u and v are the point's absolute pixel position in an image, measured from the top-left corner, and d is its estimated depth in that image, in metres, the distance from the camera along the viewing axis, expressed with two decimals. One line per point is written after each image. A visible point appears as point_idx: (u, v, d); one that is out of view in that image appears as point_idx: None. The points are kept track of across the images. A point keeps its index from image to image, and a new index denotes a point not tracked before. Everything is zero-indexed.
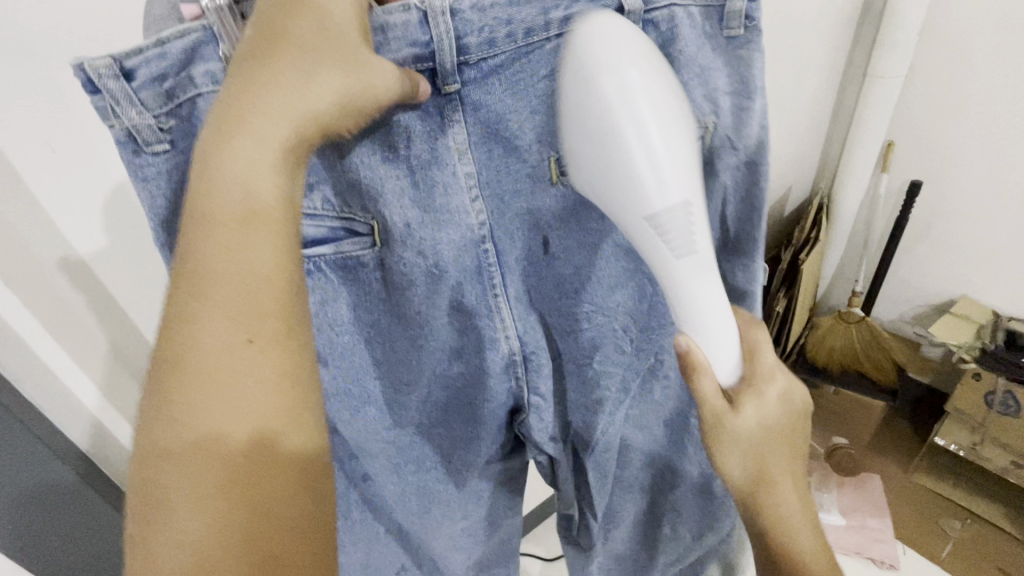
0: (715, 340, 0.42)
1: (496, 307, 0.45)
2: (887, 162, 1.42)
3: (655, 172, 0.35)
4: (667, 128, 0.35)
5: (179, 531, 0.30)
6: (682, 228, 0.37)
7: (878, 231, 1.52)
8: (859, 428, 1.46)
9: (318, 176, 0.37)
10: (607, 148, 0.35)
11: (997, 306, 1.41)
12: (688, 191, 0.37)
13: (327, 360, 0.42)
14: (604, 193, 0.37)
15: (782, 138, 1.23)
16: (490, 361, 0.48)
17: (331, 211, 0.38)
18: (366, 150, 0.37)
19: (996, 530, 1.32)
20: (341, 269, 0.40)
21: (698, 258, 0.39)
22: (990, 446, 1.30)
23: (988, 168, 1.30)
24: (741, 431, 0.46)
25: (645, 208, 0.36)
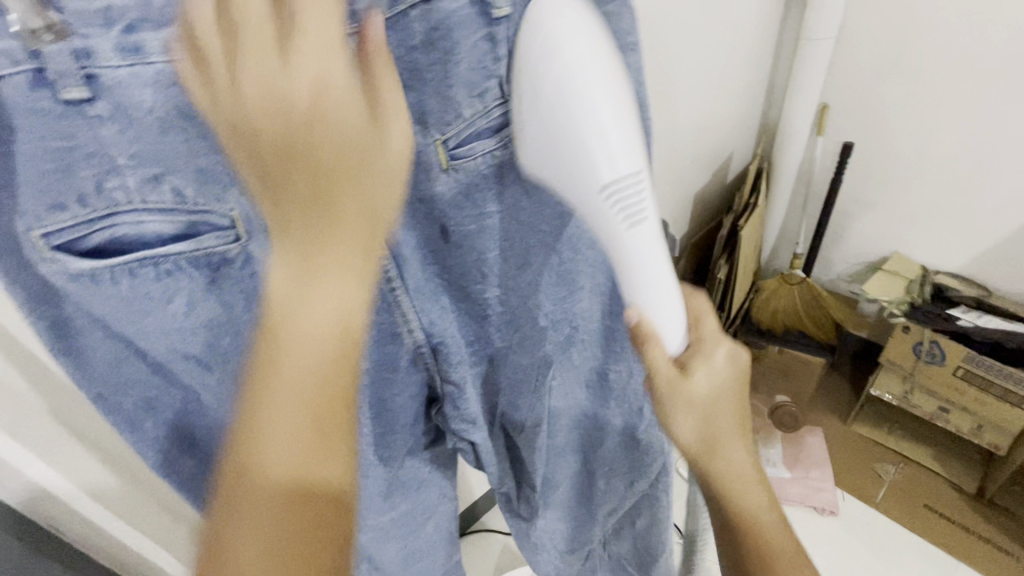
0: (667, 311, 0.43)
1: (394, 301, 0.44)
2: (820, 125, 1.44)
3: (603, 145, 0.36)
4: (616, 99, 0.35)
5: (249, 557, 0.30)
6: (629, 203, 0.38)
7: (818, 188, 1.55)
8: (800, 384, 1.50)
9: (166, 165, 0.31)
10: (557, 122, 0.35)
11: (925, 261, 1.48)
12: (636, 162, 0.37)
13: (211, 364, 0.39)
14: (554, 163, 0.37)
15: (721, 102, 1.22)
16: (398, 353, 0.47)
17: (184, 203, 0.33)
18: (211, 136, 0.32)
19: (924, 470, 1.42)
20: (208, 267, 0.35)
21: (646, 227, 0.40)
22: (920, 394, 1.37)
23: (914, 127, 1.35)
24: (696, 398, 0.46)
25: (601, 176, 0.36)
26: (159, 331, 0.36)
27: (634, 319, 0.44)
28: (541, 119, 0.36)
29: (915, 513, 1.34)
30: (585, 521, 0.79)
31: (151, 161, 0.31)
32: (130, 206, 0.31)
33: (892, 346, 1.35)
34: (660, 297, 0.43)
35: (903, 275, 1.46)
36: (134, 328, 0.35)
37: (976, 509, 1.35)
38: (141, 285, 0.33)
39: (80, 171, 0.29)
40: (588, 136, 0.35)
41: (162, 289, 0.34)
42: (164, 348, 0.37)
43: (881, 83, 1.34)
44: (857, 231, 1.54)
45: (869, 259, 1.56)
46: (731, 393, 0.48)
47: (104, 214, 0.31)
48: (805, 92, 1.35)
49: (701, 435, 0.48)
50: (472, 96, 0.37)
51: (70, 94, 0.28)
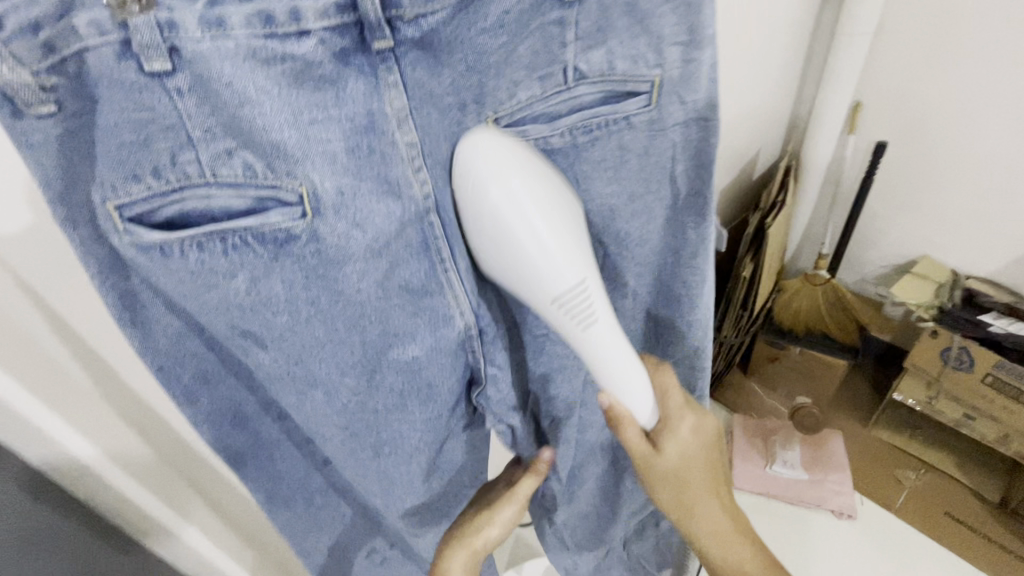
0: (634, 396, 0.51)
1: (446, 283, 0.44)
2: (853, 123, 1.41)
3: (552, 266, 0.41)
4: (551, 221, 0.40)
5: None
6: (579, 305, 0.43)
7: (847, 188, 1.52)
8: (823, 385, 1.49)
9: (238, 140, 0.33)
10: (509, 251, 0.40)
11: (955, 265, 1.45)
12: (578, 272, 0.42)
13: (266, 342, 0.41)
14: (510, 274, 0.42)
15: (753, 97, 1.20)
16: (448, 336, 0.46)
17: (254, 177, 0.34)
18: (284, 110, 0.33)
19: (947, 477, 1.39)
20: (272, 244, 0.36)
21: (599, 325, 0.45)
22: (944, 401, 1.34)
23: (952, 126, 1.31)
24: (664, 470, 0.56)
25: (553, 292, 0.42)
26: (220, 305, 0.38)
27: (607, 403, 0.52)
28: (491, 242, 0.41)
29: (937, 521, 1.32)
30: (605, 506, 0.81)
31: (224, 135, 0.33)
32: (201, 181, 0.33)
33: (918, 352, 1.32)
34: (621, 387, 0.50)
35: (932, 278, 1.43)
36: (198, 302, 0.37)
37: (998, 519, 1.32)
38: (207, 259, 0.35)
39: (157, 143, 0.32)
40: (529, 253, 0.40)
41: (226, 264, 0.36)
42: (224, 323, 0.39)
43: (919, 83, 1.31)
44: (887, 232, 1.51)
45: (896, 261, 1.53)
46: (700, 454, 0.57)
47: (174, 188, 0.33)
48: (840, 90, 1.31)
49: (673, 495, 0.59)
50: (533, 77, 0.41)
51: (153, 65, 0.29)
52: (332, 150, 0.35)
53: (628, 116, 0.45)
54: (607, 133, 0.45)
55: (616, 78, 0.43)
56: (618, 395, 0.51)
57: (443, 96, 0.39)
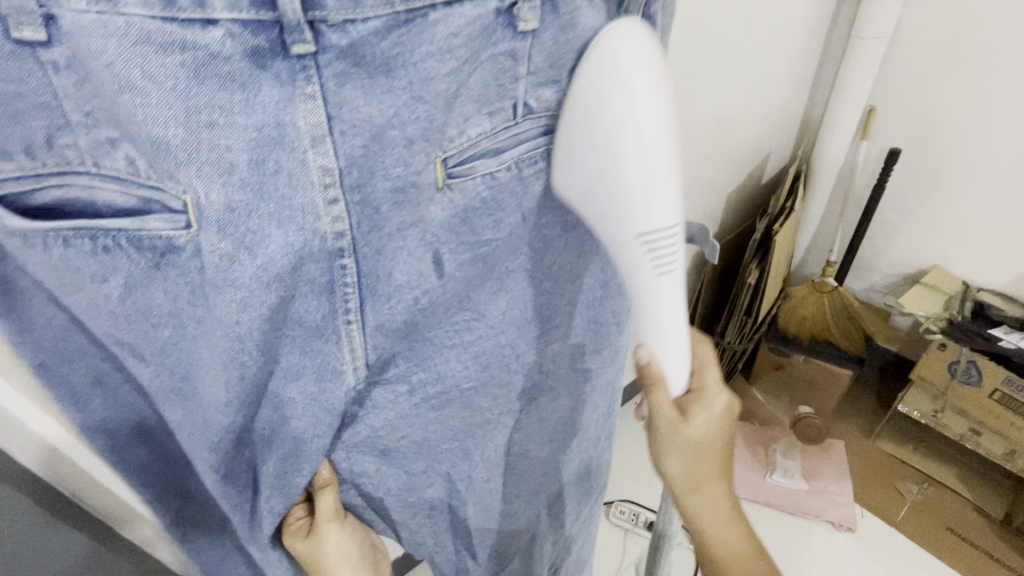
0: (675, 359, 0.49)
1: (346, 335, 0.39)
2: (867, 129, 1.38)
3: (644, 179, 0.37)
4: (663, 142, 0.37)
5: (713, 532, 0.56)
6: (662, 251, 0.41)
7: (857, 196, 1.49)
8: (823, 396, 1.47)
9: (121, 131, 0.30)
10: (605, 152, 0.37)
11: (967, 277, 1.41)
12: (673, 215, 0.39)
13: (146, 357, 0.37)
14: (588, 190, 0.40)
15: (762, 103, 1.18)
16: (332, 395, 0.41)
17: (136, 175, 0.31)
18: (173, 105, 0.29)
19: (950, 492, 1.37)
20: (151, 251, 0.32)
21: (674, 276, 0.43)
22: (951, 415, 1.32)
23: (966, 135, 1.28)
24: (692, 440, 0.52)
25: (641, 226, 0.39)
26: (93, 309, 0.34)
27: (644, 358, 0.49)
28: (588, 157, 0.38)
29: (938, 536, 1.30)
30: (574, 544, 0.77)
31: (107, 122, 0.30)
32: (82, 169, 0.30)
33: (925, 362, 1.30)
34: (665, 343, 0.47)
35: (942, 290, 1.40)
36: (71, 300, 0.34)
37: (1001, 534, 1.30)
38: (75, 257, 0.32)
39: (33, 121, 0.29)
40: (633, 180, 0.37)
41: (96, 266, 0.32)
42: (99, 330, 0.36)
43: (935, 88, 1.28)
44: (899, 244, 1.48)
45: (907, 272, 1.50)
46: (721, 439, 0.53)
47: (55, 173, 0.30)
48: (853, 94, 1.29)
49: (686, 470, 0.53)
50: (483, 113, 0.37)
51: (23, 32, 0.26)
52: (230, 160, 0.31)
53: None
54: (550, 166, 0.42)
55: (564, 112, 0.40)
56: (657, 351, 0.48)
57: (386, 130, 0.34)
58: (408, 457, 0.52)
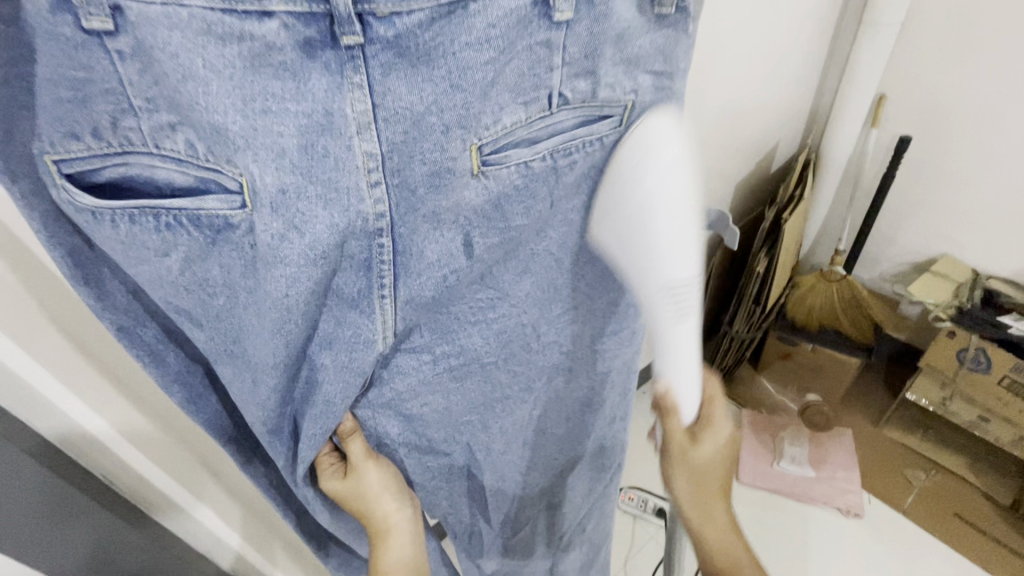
0: (692, 392, 0.51)
1: (377, 308, 0.38)
2: (876, 116, 1.38)
3: (664, 251, 0.43)
4: (684, 228, 0.42)
5: (723, 554, 0.58)
6: (679, 302, 0.45)
7: (869, 184, 1.48)
8: (834, 382, 1.48)
9: (181, 116, 0.31)
10: (636, 218, 0.43)
11: (976, 264, 1.41)
12: (689, 275, 0.44)
13: (202, 322, 0.38)
14: (628, 248, 0.45)
15: (773, 90, 1.18)
16: (367, 361, 0.41)
17: (195, 157, 0.32)
18: (233, 94, 0.29)
19: (959, 480, 1.37)
20: (209, 229, 0.33)
21: (689, 323, 0.46)
22: (959, 402, 1.32)
23: (981, 119, 1.27)
24: (699, 460, 0.55)
25: (664, 277, 0.44)
26: (155, 280, 0.35)
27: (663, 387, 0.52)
28: (625, 223, 0.44)
29: (944, 521, 1.31)
30: (589, 519, 0.79)
31: (167, 107, 0.30)
32: (144, 150, 0.31)
33: (935, 351, 1.30)
34: (685, 381, 0.50)
35: (951, 278, 1.40)
36: (132, 271, 0.34)
37: (1008, 521, 1.31)
38: (138, 232, 0.32)
39: (97, 105, 0.30)
40: (658, 241, 0.43)
41: (158, 241, 0.33)
42: (159, 300, 0.36)
43: (942, 74, 1.28)
44: (907, 230, 1.48)
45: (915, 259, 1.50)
46: (727, 467, 0.57)
47: (118, 152, 0.31)
48: (863, 82, 1.28)
49: (692, 489, 0.57)
50: (517, 102, 0.36)
51: (92, 23, 0.27)
52: (282, 145, 0.31)
53: (602, 138, 0.42)
54: (584, 156, 0.41)
55: (597, 104, 0.40)
56: (675, 383, 0.50)
57: (426, 117, 0.33)
58: (436, 432, 0.54)
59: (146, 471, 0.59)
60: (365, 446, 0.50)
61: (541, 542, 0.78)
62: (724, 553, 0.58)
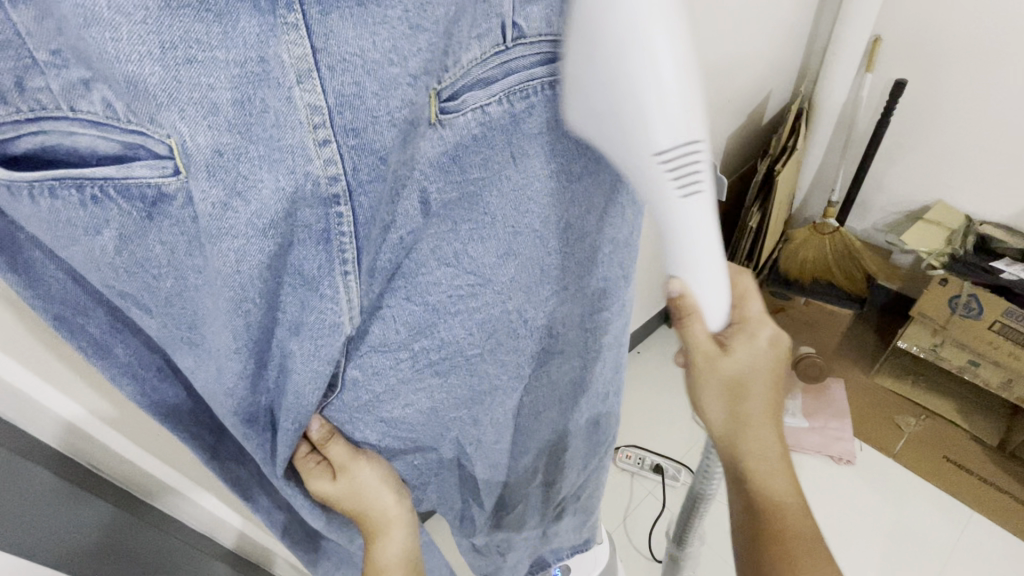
0: (714, 291, 0.41)
1: (342, 288, 0.33)
2: (871, 60, 1.32)
3: (661, 110, 0.30)
4: (681, 57, 0.29)
5: (761, 471, 0.52)
6: (687, 167, 0.33)
7: (861, 130, 1.45)
8: (824, 335, 1.48)
9: (92, 69, 0.25)
10: (610, 67, 0.29)
11: (969, 210, 1.39)
12: (694, 131, 0.31)
13: (151, 307, 0.33)
14: (613, 116, 0.32)
15: (764, 38, 1.13)
16: (333, 351, 0.36)
17: (116, 118, 0.26)
18: (147, 39, 0.24)
19: (947, 423, 1.40)
20: (141, 202, 0.28)
21: (702, 200, 0.35)
22: (949, 348, 1.33)
23: (983, 61, 1.23)
24: (731, 369, 0.47)
25: (653, 146, 0.31)
26: (91, 262, 0.30)
27: (677, 290, 0.41)
28: (604, 77, 0.30)
29: (933, 464, 1.34)
30: (583, 482, 0.80)
31: (76, 62, 0.25)
32: (58, 114, 0.26)
33: (926, 298, 1.31)
34: (706, 281, 0.40)
35: (944, 225, 1.38)
36: (65, 254, 0.29)
37: (998, 464, 1.34)
38: (62, 207, 0.27)
39: None
40: (639, 90, 0.29)
41: (87, 217, 0.28)
42: (98, 283, 0.31)
43: (939, 11, 1.23)
44: (894, 176, 1.46)
45: (909, 208, 1.48)
46: (766, 373, 0.49)
47: (28, 118, 0.25)
48: (857, 23, 1.23)
49: (723, 401, 0.50)
50: (472, 36, 0.32)
51: None
52: (213, 100, 0.26)
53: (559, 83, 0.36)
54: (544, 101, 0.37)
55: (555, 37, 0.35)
56: (693, 285, 0.40)
57: (385, 67, 0.28)
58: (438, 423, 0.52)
59: (135, 457, 0.57)
60: (346, 448, 0.47)
61: (540, 514, 0.79)
62: (757, 464, 0.52)
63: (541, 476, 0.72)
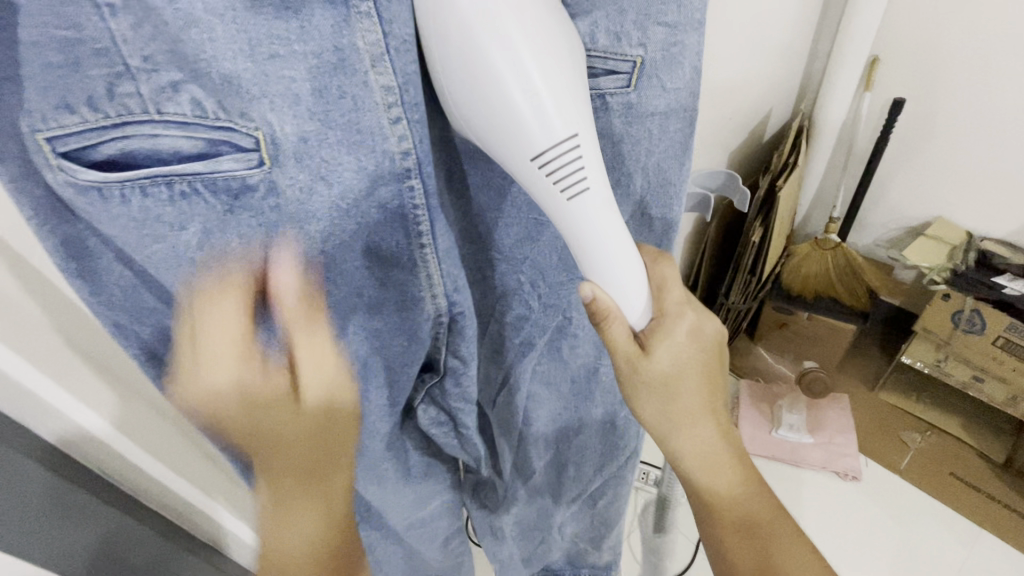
0: (629, 282, 0.42)
1: (421, 261, 0.39)
2: (870, 79, 1.34)
3: (537, 112, 0.31)
4: (545, 60, 0.30)
5: (700, 460, 0.53)
6: (570, 164, 0.33)
7: (862, 147, 1.47)
8: (827, 351, 1.49)
9: (185, 70, 0.26)
10: (477, 75, 0.30)
11: (970, 227, 1.41)
12: (571, 125, 0.32)
13: (223, 298, 0.34)
14: (490, 128, 0.32)
15: (766, 57, 1.16)
16: (418, 325, 0.42)
17: (204, 117, 0.27)
18: (237, 38, 0.27)
19: (954, 440, 1.40)
20: (226, 194, 0.30)
21: (592, 194, 0.35)
22: (953, 363, 1.34)
23: (979, 81, 1.25)
24: (659, 368, 0.47)
25: (535, 146, 0.32)
26: (171, 260, 0.31)
27: (589, 295, 0.42)
28: (473, 90, 0.31)
29: (940, 481, 1.33)
30: (601, 497, 0.77)
31: (168, 65, 0.26)
32: (145, 117, 0.27)
33: (929, 314, 1.31)
34: (619, 277, 0.41)
35: (946, 241, 1.39)
36: (143, 256, 0.31)
37: (1005, 482, 1.32)
38: (152, 205, 0.28)
39: (91, 69, 0.25)
40: (511, 90, 0.30)
41: (175, 213, 0.29)
42: (174, 279, 0.32)
43: (935, 34, 1.25)
44: (894, 193, 1.47)
45: (911, 224, 1.49)
46: (695, 363, 0.49)
47: (117, 123, 0.26)
48: (857, 44, 1.25)
49: (656, 398, 0.49)
50: None
51: None
52: (295, 91, 0.28)
53: (605, 94, 0.37)
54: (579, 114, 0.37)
55: (602, 54, 0.35)
56: (605, 280, 0.41)
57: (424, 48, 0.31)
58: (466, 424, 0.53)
59: (149, 468, 0.57)
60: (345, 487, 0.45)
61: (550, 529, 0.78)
62: (700, 459, 0.53)
63: (552, 489, 0.72)
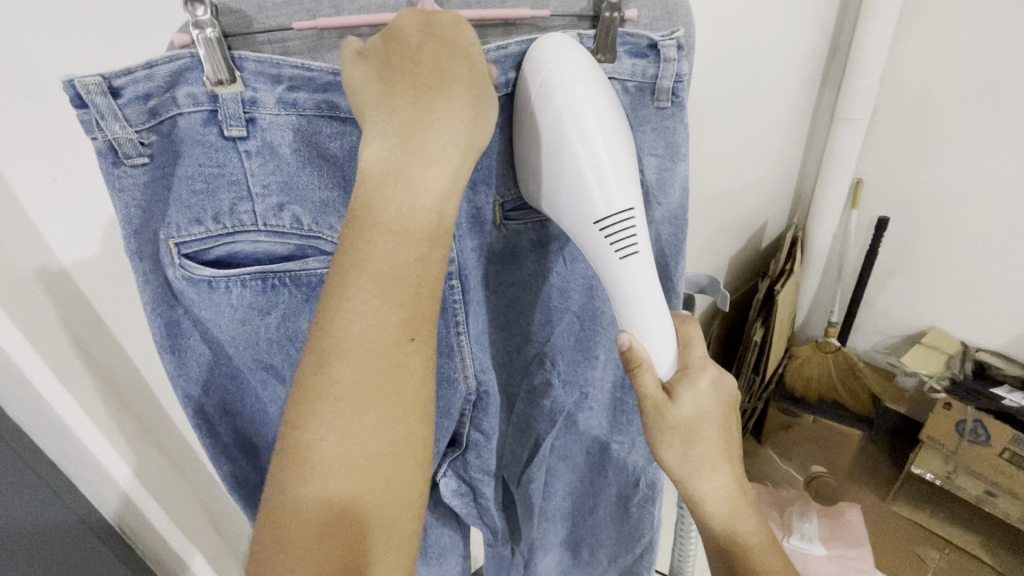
0: (659, 340, 0.45)
1: (457, 347, 0.45)
2: (857, 199, 1.48)
3: (600, 184, 0.39)
4: (612, 144, 0.39)
5: (721, 517, 0.52)
6: (623, 232, 0.41)
7: (851, 263, 1.57)
8: (835, 456, 1.47)
9: (289, 195, 0.37)
10: (558, 153, 0.40)
11: (964, 337, 1.47)
12: (629, 199, 0.40)
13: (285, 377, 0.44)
14: (561, 197, 0.41)
15: (757, 176, 1.29)
16: (451, 400, 0.48)
17: (299, 228, 0.38)
18: (332, 177, 0.39)
19: (973, 559, 1.34)
20: (306, 288, 0.40)
21: (639, 257, 0.42)
22: (964, 475, 1.32)
23: (948, 203, 1.37)
24: (680, 419, 0.47)
25: (594, 214, 0.40)
26: (251, 339, 0.41)
27: (625, 343, 0.45)
28: (552, 168, 0.40)
29: None
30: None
31: (278, 191, 0.37)
32: (252, 227, 0.37)
33: (932, 423, 1.32)
34: (653, 328, 0.44)
35: (942, 350, 1.45)
36: (230, 339, 0.40)
37: None
38: (247, 295, 0.38)
39: (223, 194, 0.36)
40: (577, 159, 0.39)
41: (263, 301, 0.39)
42: (250, 357, 0.42)
43: (907, 165, 1.40)
44: (883, 298, 1.56)
45: (904, 331, 1.56)
46: (719, 417, 0.49)
47: (229, 232, 0.37)
48: (841, 169, 1.40)
49: (685, 455, 0.49)
50: None
51: (232, 130, 0.35)
52: None
53: None
54: None
55: None
56: (639, 330, 0.44)
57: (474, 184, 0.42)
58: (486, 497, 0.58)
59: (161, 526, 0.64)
60: None
61: None
62: (727, 515, 0.52)
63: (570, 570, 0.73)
